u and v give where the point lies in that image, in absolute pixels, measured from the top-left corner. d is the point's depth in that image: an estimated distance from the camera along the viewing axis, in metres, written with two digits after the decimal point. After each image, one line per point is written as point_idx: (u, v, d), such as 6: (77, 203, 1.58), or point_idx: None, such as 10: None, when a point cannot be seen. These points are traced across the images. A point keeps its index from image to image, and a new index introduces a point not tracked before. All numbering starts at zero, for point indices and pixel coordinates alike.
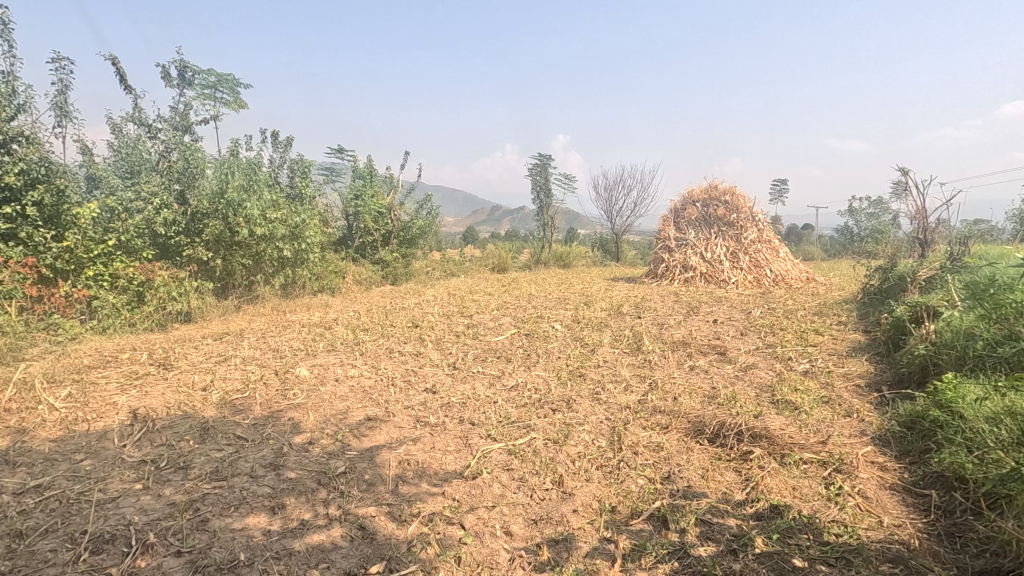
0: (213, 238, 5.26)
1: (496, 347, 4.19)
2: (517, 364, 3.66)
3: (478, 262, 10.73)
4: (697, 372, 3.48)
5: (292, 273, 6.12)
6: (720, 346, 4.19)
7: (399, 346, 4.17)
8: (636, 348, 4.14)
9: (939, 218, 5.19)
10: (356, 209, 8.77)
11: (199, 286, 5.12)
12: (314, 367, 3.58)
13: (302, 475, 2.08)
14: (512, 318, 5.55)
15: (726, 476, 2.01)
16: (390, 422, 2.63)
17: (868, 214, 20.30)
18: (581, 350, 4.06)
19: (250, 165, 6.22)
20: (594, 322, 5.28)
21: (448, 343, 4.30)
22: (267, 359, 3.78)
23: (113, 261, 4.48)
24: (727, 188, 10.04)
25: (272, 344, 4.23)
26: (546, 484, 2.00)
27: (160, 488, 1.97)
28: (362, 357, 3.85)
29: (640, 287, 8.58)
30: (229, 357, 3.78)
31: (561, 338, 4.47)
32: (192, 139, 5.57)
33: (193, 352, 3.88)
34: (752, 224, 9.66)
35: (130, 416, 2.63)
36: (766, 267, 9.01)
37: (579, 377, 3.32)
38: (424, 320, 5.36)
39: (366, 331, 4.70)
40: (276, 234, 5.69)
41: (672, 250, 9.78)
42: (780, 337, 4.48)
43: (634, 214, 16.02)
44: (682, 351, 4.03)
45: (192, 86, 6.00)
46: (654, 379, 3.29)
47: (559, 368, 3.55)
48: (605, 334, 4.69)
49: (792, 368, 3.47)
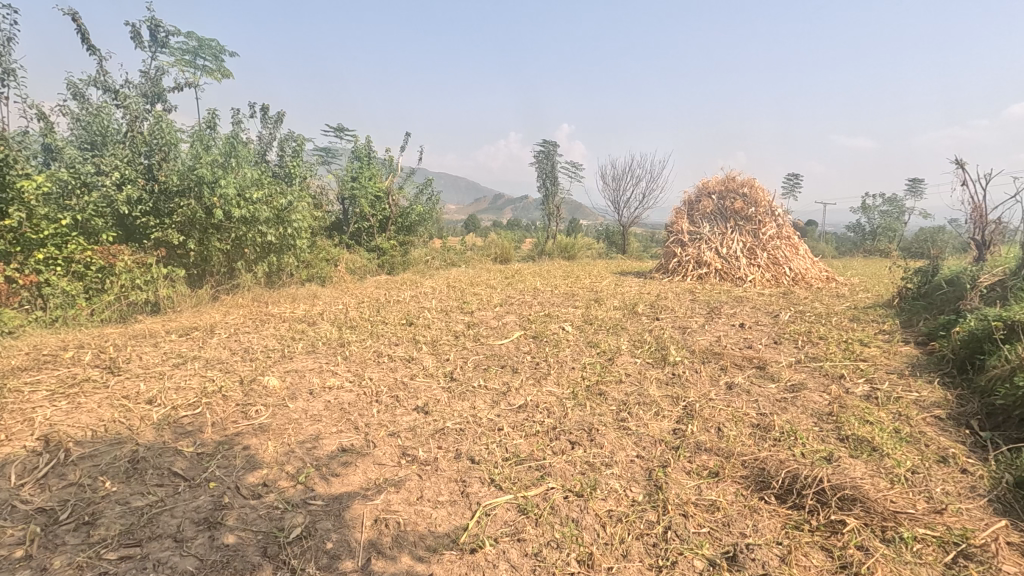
0: (185, 220, 4.73)
1: (500, 352, 3.64)
2: (525, 376, 3.12)
3: (480, 252, 10.19)
4: (739, 393, 2.93)
5: (276, 260, 5.62)
6: (758, 359, 3.64)
7: (388, 350, 3.62)
8: (661, 357, 3.60)
9: (1001, 217, 4.63)
10: (352, 192, 8.21)
11: (170, 273, 4.65)
12: (286, 375, 3.04)
13: (243, 542, 1.55)
14: (518, 316, 5.02)
15: (813, 558, 1.49)
16: (369, 457, 2.09)
17: (881, 212, 19.76)
18: (598, 359, 3.53)
19: (232, 137, 5.59)
20: (610, 324, 4.73)
21: (446, 346, 3.76)
22: (233, 362, 3.24)
23: (67, 244, 3.93)
24: (744, 180, 9.48)
25: (245, 343, 3.71)
26: (570, 568, 1.48)
27: (46, 561, 1.45)
28: (343, 364, 3.31)
29: (651, 284, 8.04)
30: (191, 360, 3.25)
31: (574, 343, 3.94)
32: (164, 107, 4.93)
33: (149, 352, 3.35)
34: (770, 219, 9.09)
35: (43, 438, 2.10)
36: (786, 265, 8.46)
37: (600, 397, 2.79)
38: (420, 316, 4.83)
39: (353, 329, 4.18)
40: (258, 217, 5.17)
41: (685, 244, 9.24)
42: (822, 348, 3.95)
43: (644, 205, 15.43)
44: (714, 363, 3.49)
45: (168, 48, 5.25)
46: (690, 401, 2.76)
47: (575, 383, 3.00)
48: (623, 339, 4.15)
49: (850, 390, 2.94)
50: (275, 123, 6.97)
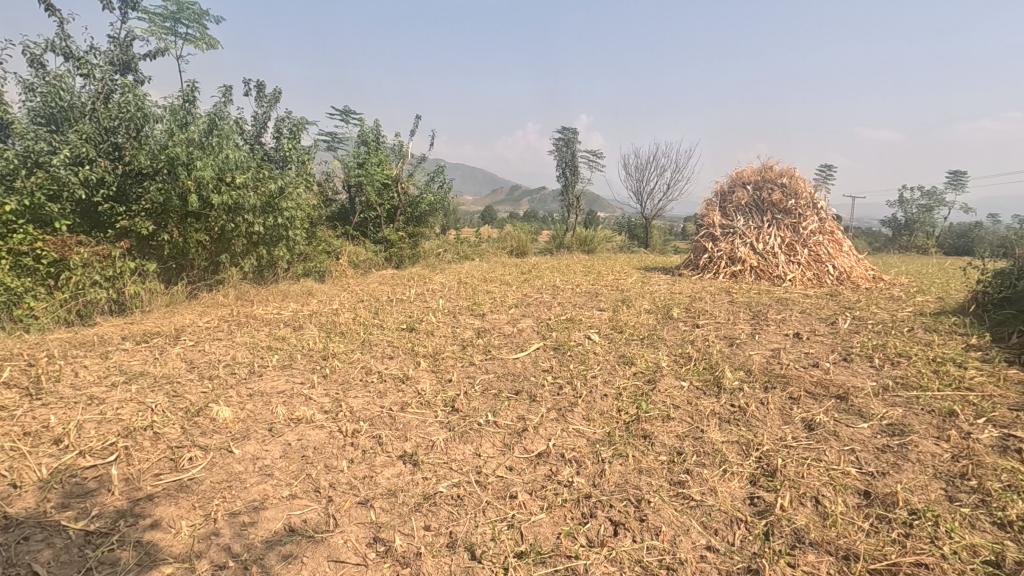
0: (156, 206, 4.17)
1: (515, 370, 2.99)
2: (547, 407, 2.47)
3: (495, 244, 9.53)
4: (825, 438, 2.24)
5: (266, 253, 5.06)
6: (834, 384, 2.92)
7: (379, 366, 2.99)
8: (714, 382, 2.90)
9: None
10: (358, 179, 7.55)
11: (138, 267, 4.09)
12: (246, 401, 2.43)
13: None
14: (537, 321, 4.36)
15: None
16: (326, 546, 1.47)
17: (920, 205, 18.57)
18: (635, 382, 2.85)
19: (216, 114, 4.96)
20: (643, 334, 4.03)
21: (449, 362, 3.11)
22: (186, 382, 2.63)
23: (12, 233, 3.36)
24: (783, 170, 8.66)
25: (211, 354, 3.10)
26: None
27: None
28: (321, 386, 2.67)
29: (682, 283, 7.30)
30: (135, 379, 2.64)
31: (605, 358, 3.28)
32: (134, 76, 4.29)
33: (88, 367, 2.76)
34: (812, 212, 8.25)
35: None
36: (830, 262, 7.66)
37: (645, 443, 2.13)
38: (423, 320, 4.20)
39: (343, 337, 3.56)
40: (245, 204, 4.59)
41: (717, 239, 8.48)
42: (910, 369, 3.22)
43: (669, 197, 14.60)
44: (781, 391, 2.79)
45: (143, 12, 4.61)
46: (765, 452, 2.07)
47: (610, 419, 2.34)
48: (662, 353, 3.47)
49: (975, 437, 2.23)
50: (271, 101, 6.27)
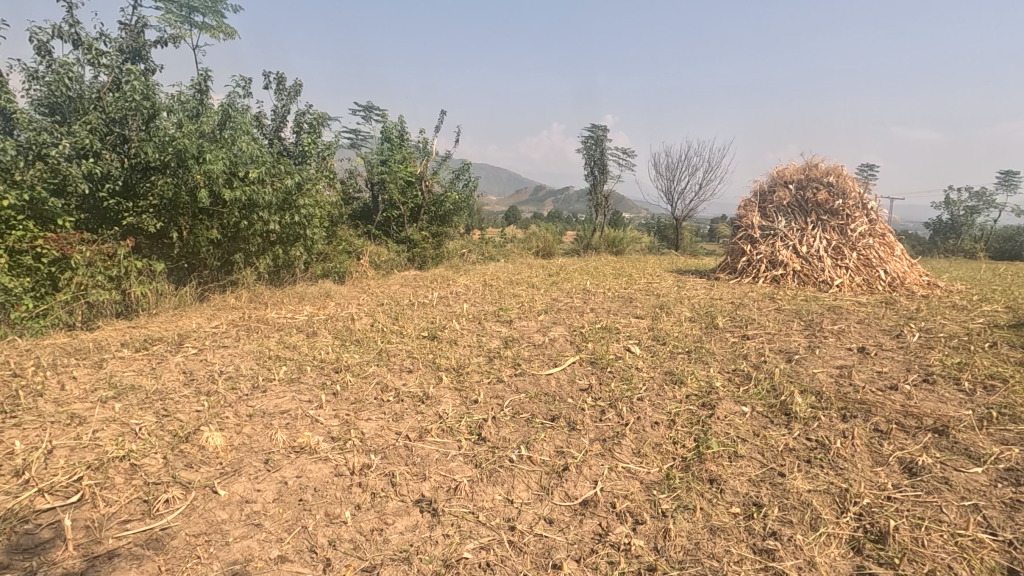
0: (165, 202, 3.93)
1: (549, 389, 2.62)
2: (590, 438, 2.09)
3: (521, 245, 9.17)
4: (936, 487, 1.82)
5: (282, 252, 4.82)
6: (925, 414, 2.47)
7: (395, 382, 2.65)
8: (781, 409, 2.49)
9: None
10: (381, 177, 7.26)
11: (146, 267, 3.86)
12: (243, 424, 2.11)
13: None
14: (570, 330, 3.98)
15: None
16: None
17: (968, 207, 17.56)
18: (689, 407, 2.46)
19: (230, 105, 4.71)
20: (689, 347, 3.61)
21: (474, 377, 2.76)
22: (178, 399, 2.33)
23: (11, 230, 3.09)
24: (829, 168, 8.10)
25: (212, 365, 2.81)
26: None
27: None
28: (329, 406, 2.34)
29: (720, 288, 6.84)
30: (123, 394, 2.35)
31: (649, 376, 2.89)
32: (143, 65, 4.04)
33: (76, 379, 2.49)
34: (861, 213, 7.68)
35: None
36: (881, 267, 7.10)
37: (713, 491, 1.74)
38: (446, 327, 3.86)
39: (358, 347, 3.24)
40: (259, 201, 4.34)
41: (756, 241, 7.96)
42: (1012, 396, 2.75)
43: (701, 197, 14.04)
44: (864, 422, 2.36)
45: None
46: (866, 507, 1.67)
47: (667, 457, 1.96)
48: (714, 370, 3.06)
49: None
50: (290, 94, 6.01)
